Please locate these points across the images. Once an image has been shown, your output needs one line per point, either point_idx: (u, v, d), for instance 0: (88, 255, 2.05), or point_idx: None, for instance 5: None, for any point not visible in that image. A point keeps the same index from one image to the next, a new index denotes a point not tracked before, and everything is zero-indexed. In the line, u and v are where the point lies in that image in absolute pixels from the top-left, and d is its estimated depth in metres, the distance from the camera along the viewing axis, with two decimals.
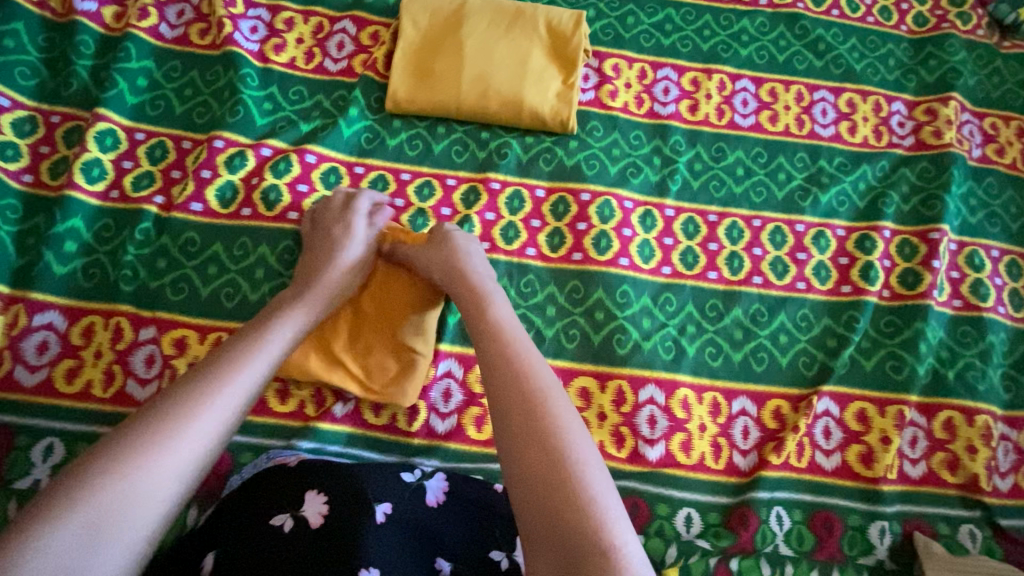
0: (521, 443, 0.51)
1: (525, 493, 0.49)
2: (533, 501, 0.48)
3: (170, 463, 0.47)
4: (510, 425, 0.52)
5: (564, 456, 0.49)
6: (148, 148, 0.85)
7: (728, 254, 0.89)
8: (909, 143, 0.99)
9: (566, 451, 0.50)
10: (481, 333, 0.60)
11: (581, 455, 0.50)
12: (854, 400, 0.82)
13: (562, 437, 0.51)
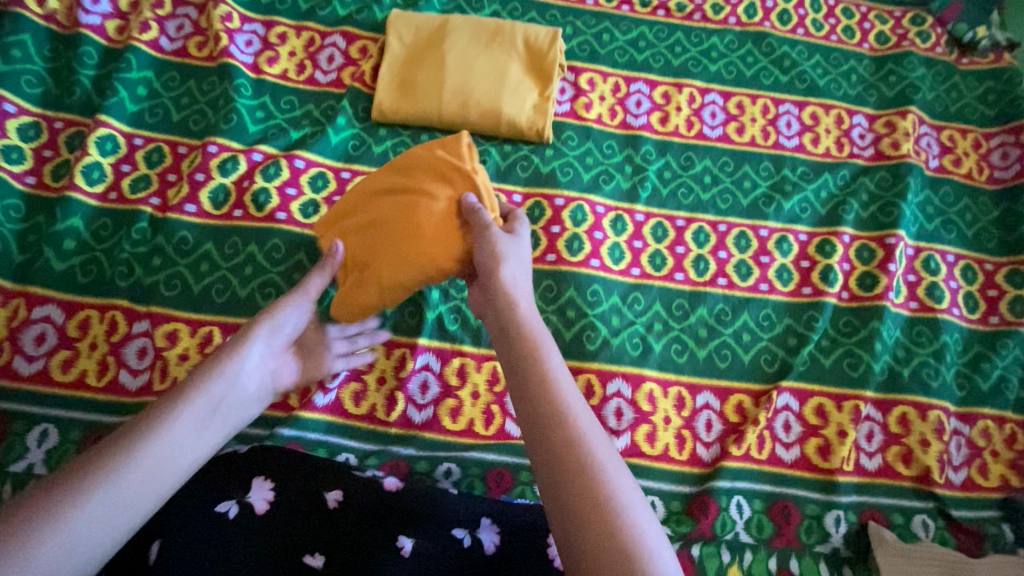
0: (548, 443, 0.50)
1: (553, 498, 0.49)
2: (560, 502, 0.48)
3: (152, 472, 0.51)
4: (532, 424, 0.52)
5: (585, 460, 0.49)
6: (146, 152, 0.90)
7: (694, 257, 0.93)
8: (869, 154, 1.04)
9: (589, 452, 0.50)
10: (503, 334, 0.60)
11: (604, 454, 0.50)
12: (812, 395, 0.86)
13: (586, 437, 0.50)
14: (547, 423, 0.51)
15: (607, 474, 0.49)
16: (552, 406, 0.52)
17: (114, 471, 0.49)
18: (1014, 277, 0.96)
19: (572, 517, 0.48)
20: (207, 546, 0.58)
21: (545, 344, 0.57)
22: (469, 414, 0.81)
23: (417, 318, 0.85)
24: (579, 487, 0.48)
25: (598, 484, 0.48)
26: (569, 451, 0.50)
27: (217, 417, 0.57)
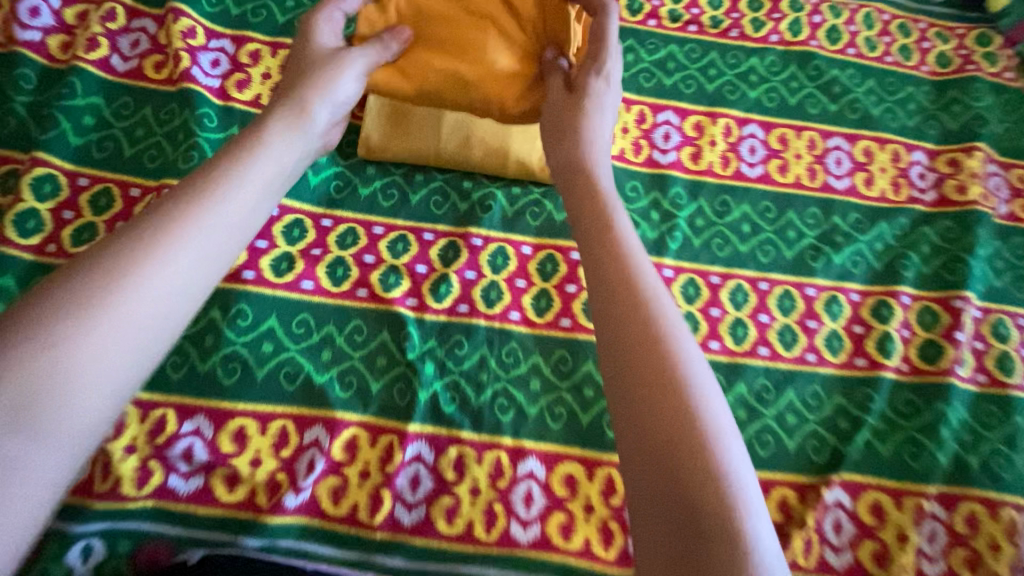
0: (644, 390, 0.41)
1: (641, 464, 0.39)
2: (647, 469, 0.39)
3: (118, 324, 0.42)
4: (626, 374, 0.42)
5: (692, 418, 0.40)
6: (92, 196, 0.77)
7: (731, 321, 0.81)
8: (930, 198, 0.91)
9: (695, 412, 0.40)
10: (590, 229, 0.50)
11: (710, 408, 0.41)
12: (866, 489, 0.74)
13: (690, 387, 0.41)
14: (637, 369, 0.42)
15: (713, 437, 0.39)
16: (658, 349, 0.42)
17: (58, 333, 0.39)
18: None
19: (661, 494, 0.38)
20: None
21: (647, 272, 0.47)
22: (468, 516, 0.69)
23: (409, 396, 0.73)
24: (678, 459, 0.38)
25: (703, 450, 0.38)
26: (671, 404, 0.40)
27: (213, 232, 0.49)
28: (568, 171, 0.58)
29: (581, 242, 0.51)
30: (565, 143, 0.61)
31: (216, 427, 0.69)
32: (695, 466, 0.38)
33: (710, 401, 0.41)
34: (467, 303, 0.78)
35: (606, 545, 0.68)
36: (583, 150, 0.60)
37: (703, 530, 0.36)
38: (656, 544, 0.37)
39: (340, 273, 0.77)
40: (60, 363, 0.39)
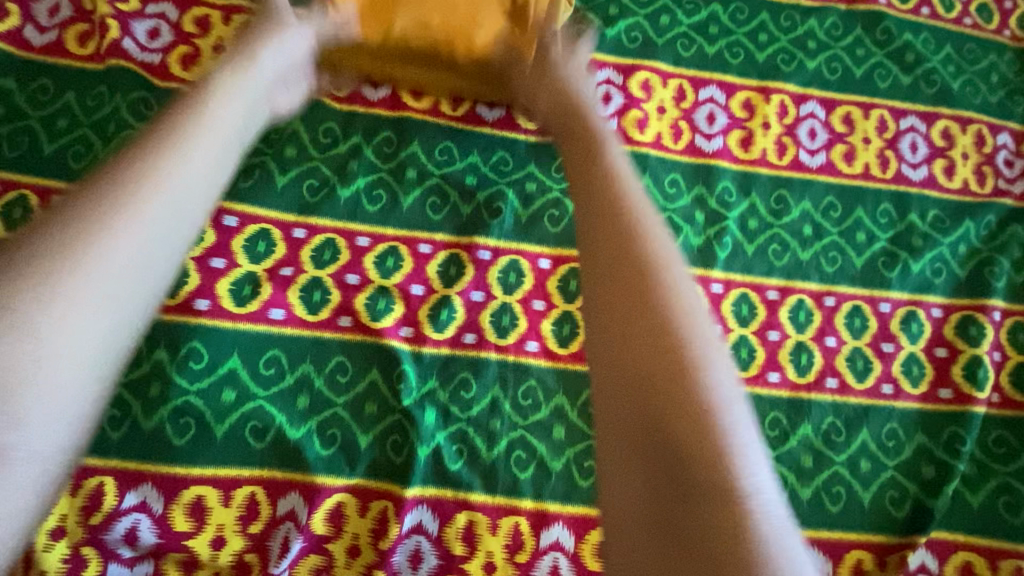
0: (655, 406, 0.39)
1: (654, 468, 0.38)
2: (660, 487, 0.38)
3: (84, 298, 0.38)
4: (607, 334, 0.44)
5: (698, 402, 0.39)
6: (1, 206, 0.61)
7: (793, 346, 0.67)
8: (1019, 190, 0.76)
9: (718, 419, 0.38)
10: (596, 214, 0.48)
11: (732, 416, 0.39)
12: (957, 550, 0.63)
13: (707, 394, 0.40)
14: (651, 378, 0.40)
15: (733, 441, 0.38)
16: (657, 317, 0.42)
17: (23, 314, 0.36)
18: None
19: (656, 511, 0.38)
20: None
21: (662, 250, 0.45)
22: None
23: (408, 454, 0.59)
24: (689, 467, 0.37)
25: (716, 462, 0.37)
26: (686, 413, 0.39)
27: (182, 191, 0.45)
28: (576, 149, 0.56)
29: (599, 253, 0.47)
30: (571, 136, 0.58)
31: (169, 498, 0.55)
32: (709, 479, 0.37)
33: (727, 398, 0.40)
34: (474, 332, 0.63)
35: None
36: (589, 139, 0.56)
37: (695, 511, 0.36)
38: (633, 506, 0.39)
39: (317, 297, 0.63)
40: (16, 358, 0.35)
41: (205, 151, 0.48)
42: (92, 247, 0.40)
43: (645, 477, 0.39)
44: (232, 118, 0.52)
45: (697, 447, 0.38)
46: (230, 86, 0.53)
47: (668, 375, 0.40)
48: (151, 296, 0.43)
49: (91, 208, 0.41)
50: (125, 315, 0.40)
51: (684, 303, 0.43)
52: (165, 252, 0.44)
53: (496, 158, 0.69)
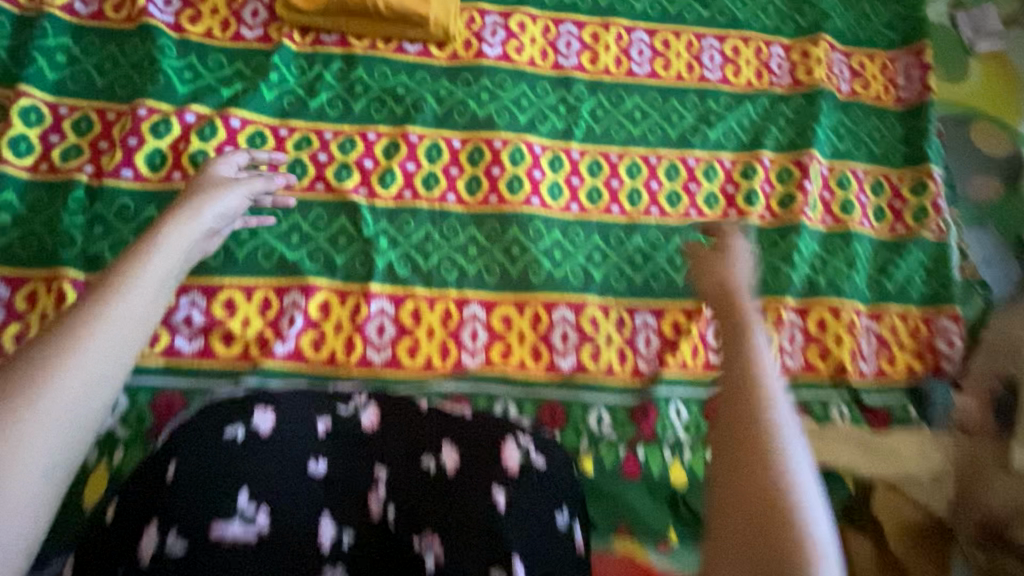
0: (758, 535, 0.49)
1: (747, 520, 0.50)
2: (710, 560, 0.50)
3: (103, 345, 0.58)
4: (719, 427, 0.56)
5: (774, 477, 0.51)
6: (73, 120, 0.88)
7: (629, 189, 0.99)
8: (786, 82, 1.10)
9: (789, 498, 0.50)
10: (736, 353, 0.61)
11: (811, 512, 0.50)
12: (740, 307, 0.94)
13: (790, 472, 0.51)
14: (739, 478, 0.52)
15: (803, 519, 0.49)
16: (758, 395, 0.56)
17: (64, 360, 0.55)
18: (915, 186, 1.06)
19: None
20: (218, 464, 0.63)
21: (766, 369, 0.59)
22: (427, 351, 0.86)
23: (368, 266, 0.88)
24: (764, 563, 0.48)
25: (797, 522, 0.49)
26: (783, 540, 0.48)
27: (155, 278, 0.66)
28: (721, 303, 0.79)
29: (727, 373, 0.60)
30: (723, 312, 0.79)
31: (209, 298, 0.83)
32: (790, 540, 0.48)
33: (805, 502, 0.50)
34: (411, 190, 0.92)
35: (536, 360, 0.87)
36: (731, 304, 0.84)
37: (769, 547, 0.48)
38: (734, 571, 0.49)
39: (299, 170, 0.91)
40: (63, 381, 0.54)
41: (166, 258, 0.69)
42: (97, 311, 0.60)
43: (741, 553, 0.49)
44: (186, 230, 0.75)
45: (774, 520, 0.49)
46: (187, 214, 0.76)
47: (756, 444, 0.53)
48: (134, 347, 0.61)
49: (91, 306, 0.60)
50: (119, 361, 0.59)
51: (776, 398, 0.56)
52: (150, 312, 0.64)
53: (417, 74, 0.99)
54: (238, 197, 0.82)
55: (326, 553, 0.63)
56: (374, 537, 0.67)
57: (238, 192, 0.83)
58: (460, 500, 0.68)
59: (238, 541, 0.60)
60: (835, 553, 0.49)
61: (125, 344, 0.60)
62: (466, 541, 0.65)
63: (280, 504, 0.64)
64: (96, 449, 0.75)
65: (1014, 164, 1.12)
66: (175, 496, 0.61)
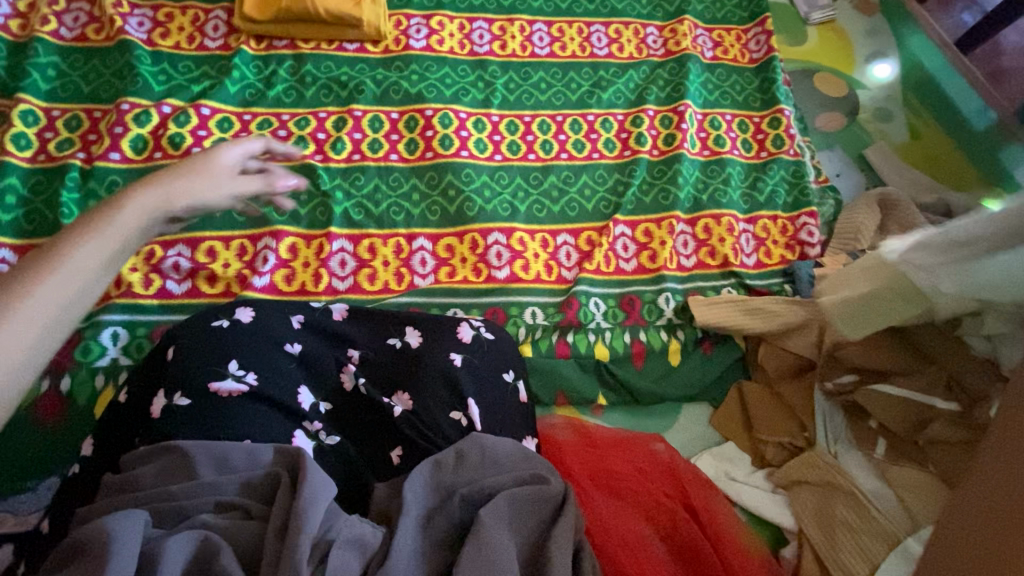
0: None
1: None
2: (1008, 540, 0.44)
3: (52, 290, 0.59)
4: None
5: None
6: (65, 120, 1.04)
7: (541, 141, 1.20)
8: (661, 53, 1.35)
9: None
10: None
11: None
12: (641, 222, 1.14)
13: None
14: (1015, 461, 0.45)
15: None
16: None
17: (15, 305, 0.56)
18: (773, 122, 1.30)
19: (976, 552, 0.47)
20: (210, 344, 0.77)
21: None
22: (384, 277, 1.03)
23: (329, 214, 1.05)
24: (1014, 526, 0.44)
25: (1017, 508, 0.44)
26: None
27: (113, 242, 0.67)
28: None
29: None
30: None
31: (194, 248, 0.98)
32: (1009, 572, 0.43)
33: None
34: (359, 154, 1.12)
35: (476, 274, 1.05)
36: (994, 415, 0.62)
37: None
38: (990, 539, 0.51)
39: None
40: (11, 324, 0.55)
41: (112, 238, 0.66)
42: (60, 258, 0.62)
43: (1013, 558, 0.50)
44: (147, 202, 0.72)
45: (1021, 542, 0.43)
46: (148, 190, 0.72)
47: None
48: (80, 301, 0.62)
49: (35, 266, 0.61)
50: (79, 299, 0.62)
51: None
52: (86, 281, 0.63)
53: (357, 66, 1.20)
54: (219, 193, 0.79)
55: (306, 410, 0.79)
56: (348, 402, 0.83)
57: (226, 182, 0.81)
58: (420, 365, 0.84)
59: (234, 394, 0.74)
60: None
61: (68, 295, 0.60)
62: (427, 391, 0.82)
63: (267, 376, 0.77)
64: (103, 376, 0.87)
65: (850, 102, 1.40)
66: (176, 370, 0.74)
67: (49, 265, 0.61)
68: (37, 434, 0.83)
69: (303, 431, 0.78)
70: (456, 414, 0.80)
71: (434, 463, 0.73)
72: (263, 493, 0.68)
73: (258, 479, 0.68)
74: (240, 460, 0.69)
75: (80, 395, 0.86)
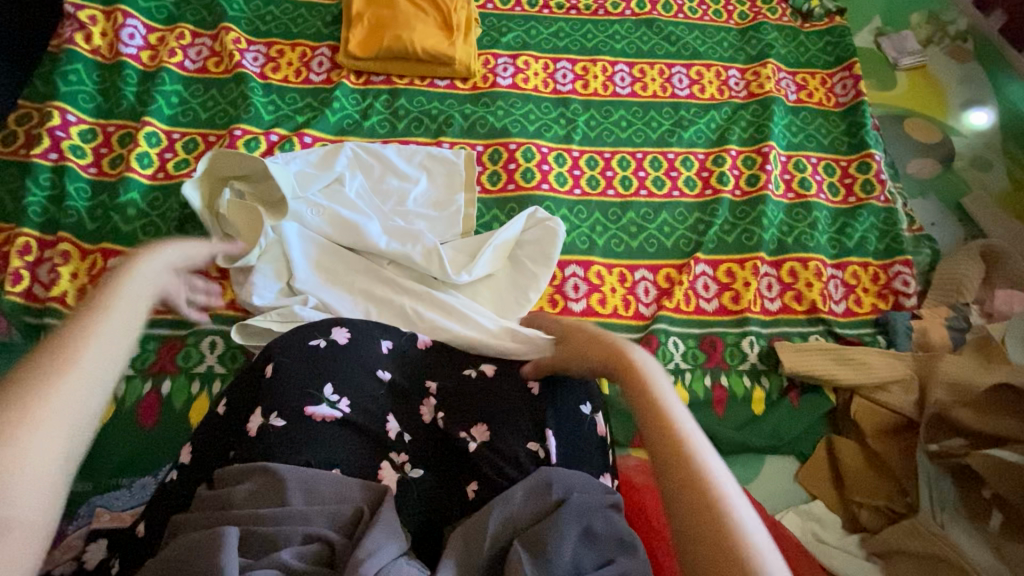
0: (709, 537, 0.45)
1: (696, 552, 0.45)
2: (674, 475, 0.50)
3: (78, 379, 0.49)
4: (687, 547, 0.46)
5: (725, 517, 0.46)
6: (185, 143, 1.14)
7: (621, 177, 1.21)
8: (743, 95, 1.35)
9: (688, 440, 0.51)
10: (680, 491, 0.49)
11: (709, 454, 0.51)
12: (723, 262, 1.12)
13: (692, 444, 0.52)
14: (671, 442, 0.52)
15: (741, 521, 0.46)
16: (701, 484, 0.48)
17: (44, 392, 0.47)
18: (862, 166, 1.26)
19: (702, 517, 0.46)
20: (308, 363, 0.80)
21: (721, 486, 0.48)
22: None
23: None
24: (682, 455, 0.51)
25: (694, 452, 0.51)
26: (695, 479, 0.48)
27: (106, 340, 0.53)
28: (665, 448, 0.52)
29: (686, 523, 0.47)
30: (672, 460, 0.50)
31: None
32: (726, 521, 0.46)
33: (733, 493, 0.48)
34: None
35: (553, 306, 1.05)
36: (686, 445, 0.51)
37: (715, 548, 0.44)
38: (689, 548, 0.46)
39: None
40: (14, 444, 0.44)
41: (118, 338, 0.54)
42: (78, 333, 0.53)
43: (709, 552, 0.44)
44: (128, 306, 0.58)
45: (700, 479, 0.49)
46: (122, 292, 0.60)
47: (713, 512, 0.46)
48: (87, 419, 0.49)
49: (85, 314, 0.55)
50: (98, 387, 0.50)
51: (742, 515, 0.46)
52: (88, 417, 0.49)
53: (446, 102, 1.25)
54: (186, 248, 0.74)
55: (392, 440, 0.79)
56: (425, 436, 0.82)
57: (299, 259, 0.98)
58: (502, 399, 0.84)
59: (328, 420, 0.76)
60: (779, 561, 0.44)
61: (107, 360, 0.52)
62: (510, 425, 0.80)
63: (358, 402, 0.79)
64: (199, 382, 0.92)
65: (945, 149, 1.34)
66: (276, 387, 0.77)
67: (97, 308, 0.56)
68: (137, 432, 0.88)
69: (388, 462, 0.78)
70: (534, 445, 0.79)
71: (525, 490, 0.72)
72: (347, 528, 0.67)
73: (346, 513, 0.67)
74: (329, 491, 0.69)
75: (177, 399, 0.90)
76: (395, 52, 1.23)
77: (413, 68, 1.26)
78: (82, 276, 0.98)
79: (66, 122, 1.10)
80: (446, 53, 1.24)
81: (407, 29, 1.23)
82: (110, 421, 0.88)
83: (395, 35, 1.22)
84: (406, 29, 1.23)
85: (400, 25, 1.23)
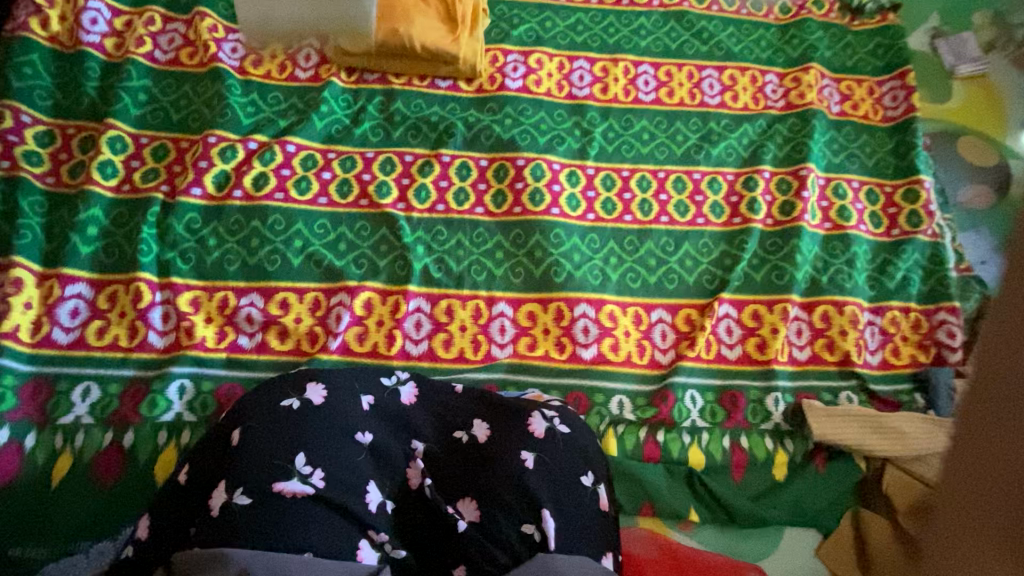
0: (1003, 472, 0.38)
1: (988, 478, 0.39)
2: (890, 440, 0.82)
3: None
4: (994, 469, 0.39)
5: None
6: (153, 149, 1.01)
7: (640, 201, 1.08)
8: (781, 105, 1.20)
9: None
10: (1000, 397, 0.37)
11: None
12: (748, 303, 1.01)
13: None
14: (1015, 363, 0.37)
15: None
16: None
17: None
18: (909, 194, 1.13)
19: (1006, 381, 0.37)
20: (275, 428, 0.70)
21: None
22: (460, 344, 0.94)
23: (407, 269, 0.97)
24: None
25: None
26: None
27: None
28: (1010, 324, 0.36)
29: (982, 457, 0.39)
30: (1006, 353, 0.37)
31: (266, 299, 0.93)
32: None
33: None
34: (444, 205, 1.03)
35: (560, 351, 0.95)
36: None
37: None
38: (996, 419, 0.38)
39: (345, 188, 1.02)
40: None
41: None
42: None
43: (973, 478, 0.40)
44: None
45: None
46: None
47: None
48: None
49: None
50: None
51: None
52: None
53: (448, 106, 1.12)
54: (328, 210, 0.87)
55: (372, 513, 0.70)
56: (412, 504, 0.75)
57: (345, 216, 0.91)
58: (494, 469, 0.75)
59: (298, 496, 0.65)
60: None
61: None
62: (499, 502, 0.72)
63: (335, 474, 0.69)
64: (166, 432, 0.83)
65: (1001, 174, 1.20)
66: (240, 457, 0.67)
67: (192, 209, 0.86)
68: (96, 491, 0.79)
69: (368, 541, 0.68)
70: (528, 528, 0.71)
71: None
72: None
73: None
74: None
75: (142, 452, 0.82)
76: (393, 45, 1.09)
77: (412, 66, 1.12)
78: (36, 306, 0.88)
79: (20, 124, 0.98)
80: (447, 48, 1.10)
81: (404, 20, 1.09)
82: (66, 476, 0.80)
83: (392, 27, 1.08)
84: (404, 22, 1.09)
85: (397, 15, 1.09)
